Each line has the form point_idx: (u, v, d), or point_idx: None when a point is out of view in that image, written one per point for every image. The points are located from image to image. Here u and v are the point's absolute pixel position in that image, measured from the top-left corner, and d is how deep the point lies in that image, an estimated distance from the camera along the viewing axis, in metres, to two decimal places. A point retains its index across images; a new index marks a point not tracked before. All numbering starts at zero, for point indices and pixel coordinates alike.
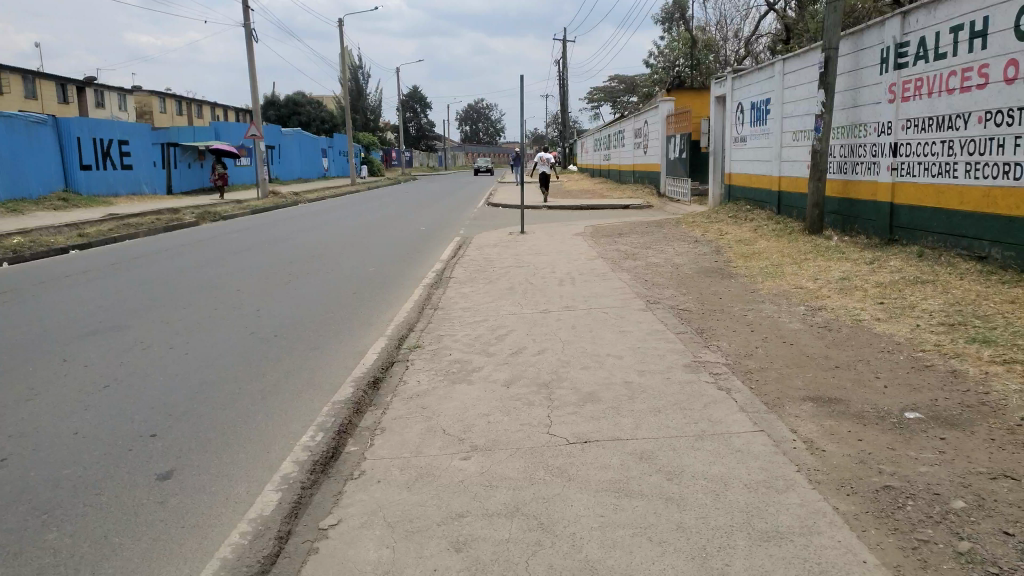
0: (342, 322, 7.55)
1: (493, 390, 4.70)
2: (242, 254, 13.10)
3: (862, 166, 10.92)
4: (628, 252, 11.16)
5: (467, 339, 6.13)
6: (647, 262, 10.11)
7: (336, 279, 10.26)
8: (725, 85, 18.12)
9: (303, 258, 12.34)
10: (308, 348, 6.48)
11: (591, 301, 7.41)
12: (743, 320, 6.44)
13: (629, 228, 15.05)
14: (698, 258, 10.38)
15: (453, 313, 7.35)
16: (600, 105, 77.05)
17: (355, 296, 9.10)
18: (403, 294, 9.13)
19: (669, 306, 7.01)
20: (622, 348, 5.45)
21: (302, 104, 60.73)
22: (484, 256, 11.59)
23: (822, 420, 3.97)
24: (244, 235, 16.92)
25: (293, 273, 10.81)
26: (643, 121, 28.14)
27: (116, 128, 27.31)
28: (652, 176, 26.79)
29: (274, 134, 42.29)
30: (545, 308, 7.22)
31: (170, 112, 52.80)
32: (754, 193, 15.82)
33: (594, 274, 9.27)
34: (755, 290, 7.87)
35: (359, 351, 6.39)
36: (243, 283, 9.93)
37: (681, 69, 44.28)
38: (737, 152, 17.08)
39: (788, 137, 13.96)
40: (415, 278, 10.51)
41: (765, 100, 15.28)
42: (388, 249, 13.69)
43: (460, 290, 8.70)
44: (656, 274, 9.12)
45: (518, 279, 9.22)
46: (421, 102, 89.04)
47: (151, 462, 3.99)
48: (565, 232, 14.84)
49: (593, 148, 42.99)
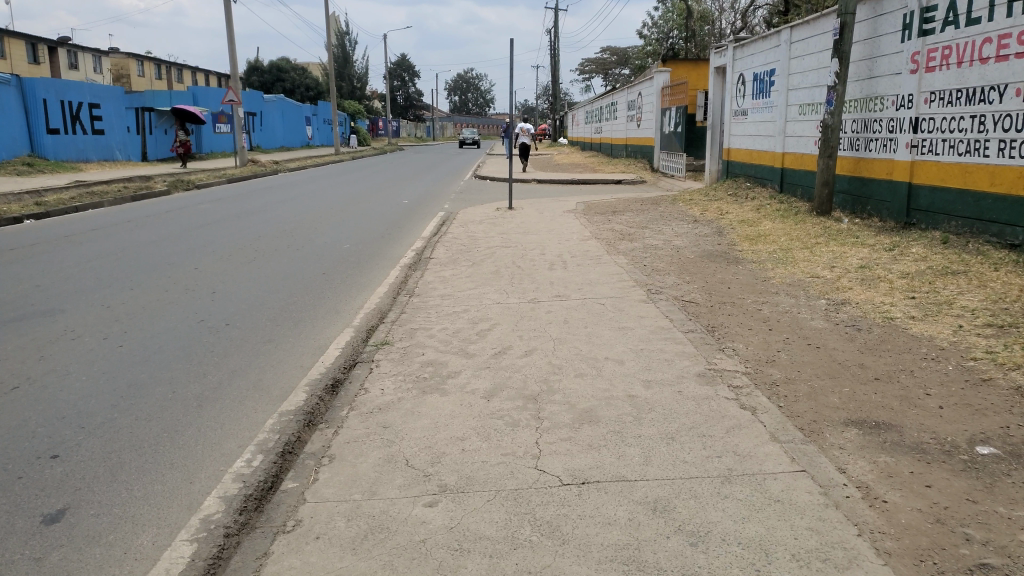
0: (305, 309, 6.75)
1: (470, 404, 3.91)
2: (209, 227, 12.23)
3: (876, 143, 10.12)
4: (624, 232, 10.38)
5: (444, 335, 5.32)
6: (645, 244, 9.32)
7: (306, 258, 9.44)
8: (726, 55, 17.18)
9: (274, 233, 11.51)
10: (261, 340, 5.69)
11: (585, 290, 6.63)
12: (757, 315, 5.69)
13: (624, 205, 14.28)
14: (699, 240, 9.62)
15: (430, 301, 6.54)
16: (592, 77, 75.68)
17: (324, 277, 8.27)
18: (377, 276, 8.31)
19: (673, 297, 6.25)
20: (623, 351, 4.68)
21: (287, 70, 59.24)
22: (468, 234, 10.77)
23: (874, 456, 3.21)
24: (216, 206, 16.01)
25: (261, 251, 9.97)
26: (638, 93, 27.19)
27: (87, 91, 26.20)
28: (646, 150, 25.93)
29: (256, 101, 40.94)
30: (534, 297, 6.44)
31: (148, 77, 51.21)
32: (755, 169, 15.00)
33: (587, 256, 8.50)
34: (766, 279, 7.11)
35: (319, 345, 5.59)
36: (204, 261, 9.11)
37: (675, 42, 43.17)
38: (737, 127, 16.24)
39: (794, 111, 13.13)
40: (392, 257, 9.69)
41: (770, 71, 14.40)
42: (367, 224, 12.83)
43: (440, 274, 7.87)
44: (655, 258, 8.33)
45: (505, 261, 8.42)
46: (408, 72, 87.30)
47: (41, 499, 3.27)
48: (555, 208, 14.02)
49: (584, 122, 41.96)
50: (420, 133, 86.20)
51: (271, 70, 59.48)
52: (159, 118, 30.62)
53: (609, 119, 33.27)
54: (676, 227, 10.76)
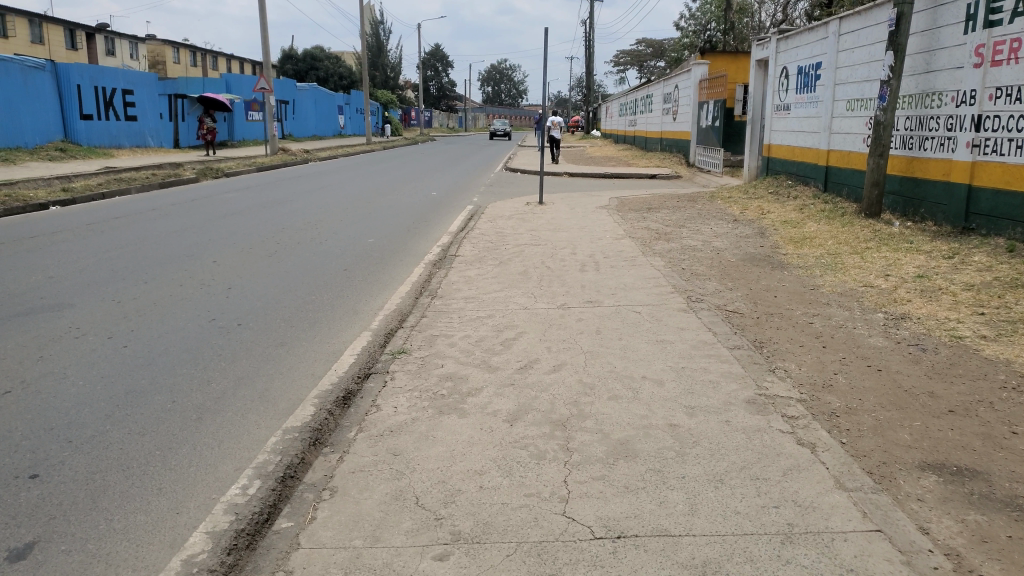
0: (321, 308, 6.41)
1: (492, 431, 3.50)
2: (232, 218, 11.98)
3: (932, 142, 9.49)
4: (660, 231, 9.90)
5: (466, 345, 4.92)
6: (682, 245, 8.84)
7: (328, 253, 9.15)
8: (769, 47, 16.50)
9: (297, 225, 11.24)
10: (272, 344, 5.37)
11: (619, 295, 6.18)
12: (808, 329, 5.21)
13: (659, 201, 13.77)
14: (741, 241, 9.11)
15: (453, 304, 6.15)
16: (626, 70, 74.73)
17: (344, 274, 7.95)
18: (400, 274, 7.97)
19: (716, 306, 5.78)
20: (662, 370, 4.25)
21: (320, 59, 59.28)
22: (497, 230, 10.37)
23: (960, 513, 2.74)
24: (242, 195, 15.82)
25: (282, 244, 9.70)
26: (674, 86, 26.54)
27: (121, 78, 26.21)
28: (681, 144, 25.28)
29: (289, 90, 40.92)
30: (565, 303, 6.01)
31: (184, 63, 51.48)
32: (797, 167, 14.37)
33: (621, 257, 8.06)
34: (815, 287, 6.60)
35: (334, 351, 5.26)
36: (223, 254, 8.85)
37: (713, 35, 42.19)
38: (779, 122, 15.59)
39: (841, 107, 12.47)
40: (417, 253, 9.34)
41: (815, 64, 13.73)
42: (393, 217, 12.51)
43: (465, 273, 7.48)
44: (694, 261, 7.85)
45: (535, 261, 8.00)
46: (442, 62, 87.05)
47: (11, 527, 2.91)
48: (587, 204, 13.55)
49: (617, 114, 41.20)
50: (452, 123, 85.89)
51: (305, 58, 59.50)
52: (192, 105, 30.61)
53: (644, 111, 32.60)
54: (715, 227, 10.25)
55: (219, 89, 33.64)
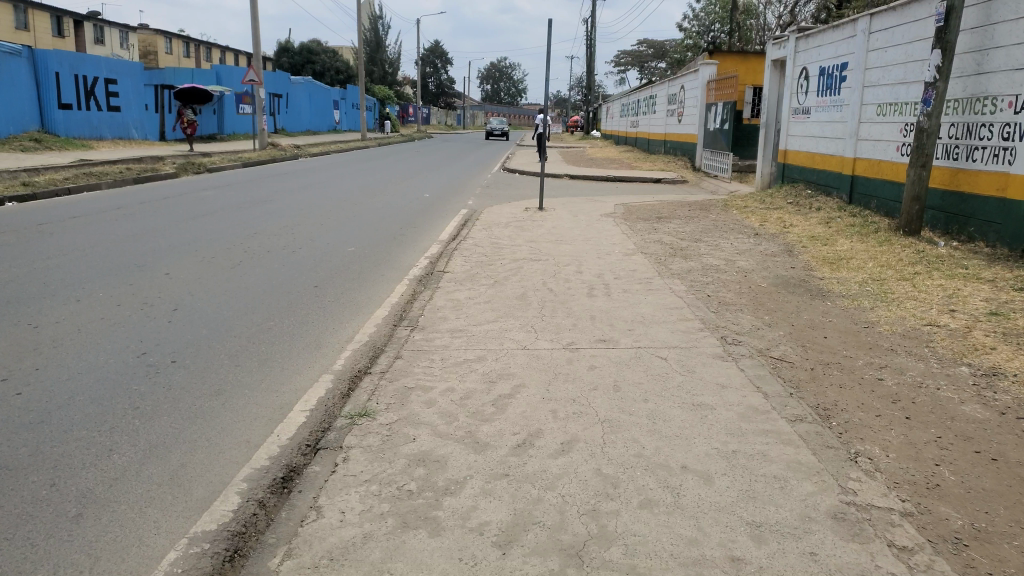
0: (278, 339, 5.36)
1: (479, 568, 2.44)
2: (201, 220, 10.90)
3: (983, 152, 8.41)
4: (675, 246, 8.86)
5: (449, 405, 3.86)
6: (702, 264, 7.77)
7: (300, 264, 8.10)
8: (787, 46, 15.40)
9: (271, 230, 10.19)
10: (207, 394, 4.28)
11: (637, 332, 5.12)
12: (879, 389, 4.14)
13: (669, 209, 12.74)
14: (767, 261, 8.06)
15: (436, 339, 5.07)
16: (628, 69, 73.58)
17: (314, 291, 6.91)
18: (379, 293, 6.94)
19: (755, 352, 4.73)
20: (708, 457, 3.19)
21: (317, 52, 58.16)
22: (492, 241, 9.30)
23: None
24: (219, 193, 14.75)
25: (250, 253, 8.63)
26: (680, 86, 25.47)
27: (103, 65, 25.18)
28: (687, 147, 24.23)
29: (282, 84, 39.78)
30: (571, 341, 4.94)
31: (175, 54, 50.18)
32: (818, 175, 13.30)
33: (634, 279, 7.02)
34: (868, 324, 5.54)
35: (281, 405, 4.18)
36: (179, 264, 7.78)
37: (717, 36, 41.03)
38: (797, 126, 14.51)
39: (870, 111, 11.39)
40: (399, 266, 8.29)
41: (840, 64, 12.63)
42: (379, 222, 11.46)
43: (452, 296, 6.39)
44: (719, 286, 6.79)
45: (534, 281, 6.91)
46: (441, 58, 85.92)
47: None
48: (591, 211, 12.48)
49: (619, 115, 40.05)
50: (450, 120, 84.82)
51: (301, 51, 58.26)
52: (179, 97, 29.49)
53: (647, 113, 31.54)
54: (736, 242, 9.20)
55: (208, 81, 32.57)
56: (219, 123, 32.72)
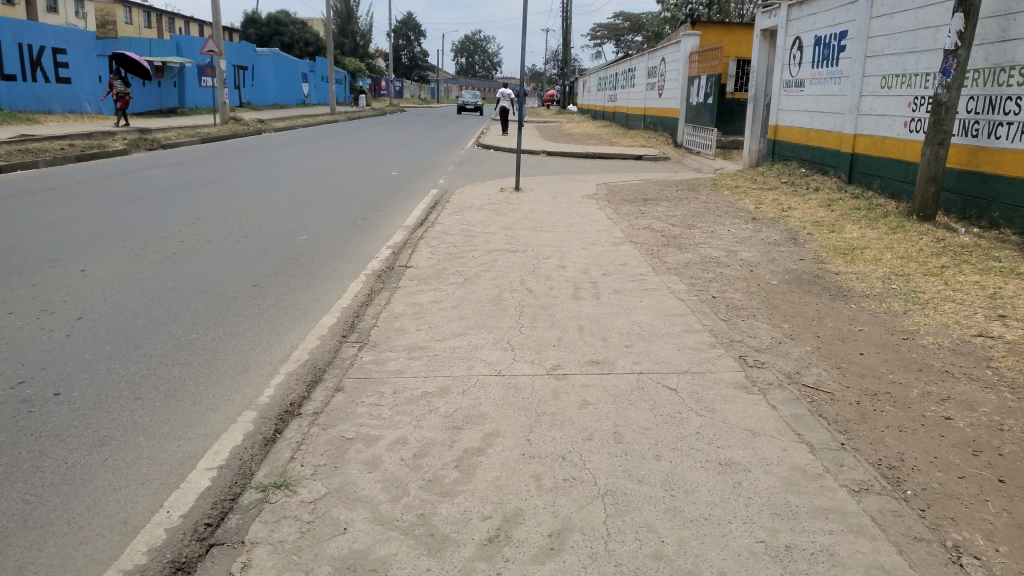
0: (198, 359, 4.36)
1: None
2: (140, 204, 9.81)
3: (1008, 129, 7.56)
4: (667, 233, 7.95)
5: (399, 470, 2.89)
6: (700, 255, 6.89)
7: (241, 256, 7.13)
8: (777, 14, 14.43)
9: (217, 215, 9.17)
10: (86, 445, 3.29)
11: (637, 349, 4.20)
12: (951, 430, 3.25)
13: (655, 189, 11.82)
14: (771, 251, 7.16)
15: (387, 361, 4.09)
16: (604, 43, 72.03)
17: (252, 292, 5.95)
18: (329, 294, 5.98)
19: (784, 379, 3.83)
20: (754, 560, 2.32)
21: (284, 24, 56.21)
22: (462, 228, 8.29)
23: None
24: (168, 172, 13.59)
25: (188, 243, 7.61)
26: (660, 58, 24.41)
27: (50, 34, 23.67)
28: (668, 122, 23.24)
29: (247, 56, 38.09)
30: (556, 364, 3.98)
31: (135, 24, 47.99)
32: (812, 152, 12.44)
33: (625, 275, 6.11)
34: (908, 335, 4.65)
35: (180, 463, 3.19)
36: (101, 257, 6.79)
37: (695, 9, 39.84)
38: (789, 100, 13.61)
39: (873, 83, 10.49)
40: (356, 257, 7.32)
41: (839, 33, 11.69)
42: (339, 205, 10.43)
43: (413, 299, 5.40)
44: (723, 283, 5.89)
45: (508, 280, 5.94)
46: (414, 31, 83.79)
47: None
48: (572, 192, 11.52)
49: (596, 89, 38.87)
50: (423, 94, 83.02)
51: (268, 22, 56.16)
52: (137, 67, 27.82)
53: (625, 87, 30.46)
54: (734, 228, 8.33)
55: (168, 52, 30.97)
56: (179, 96, 31.19)
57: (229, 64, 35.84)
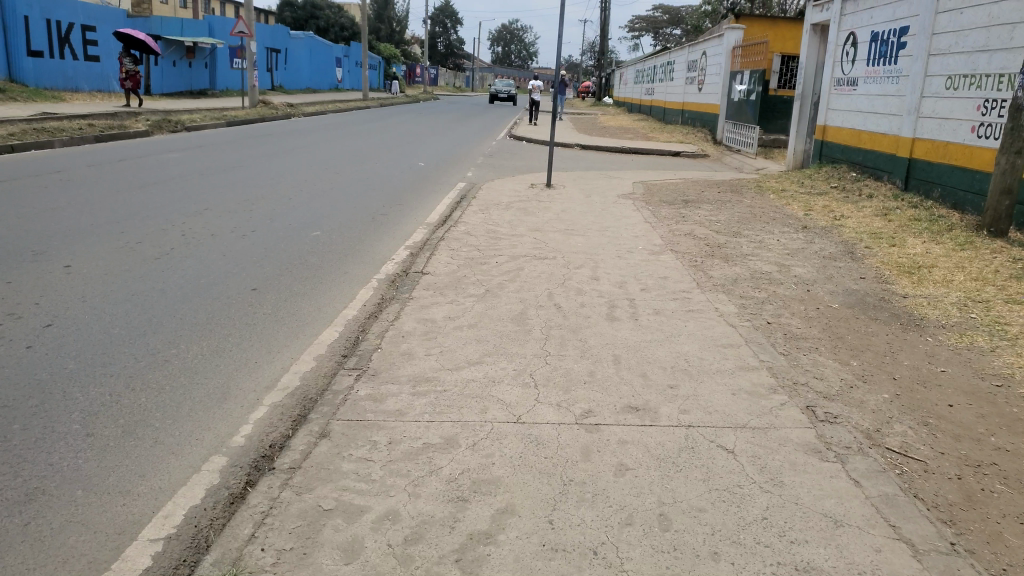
0: (170, 392, 3.77)
1: None
2: (148, 191, 9.33)
3: None
4: (711, 241, 7.25)
5: (385, 562, 2.28)
6: (750, 269, 6.19)
7: (245, 254, 6.60)
8: (825, 9, 13.44)
9: (227, 206, 8.67)
10: (9, 502, 2.73)
11: (683, 394, 3.53)
12: None
13: (695, 190, 11.10)
14: (828, 266, 6.43)
15: (386, 401, 3.47)
16: (641, 35, 70.68)
17: (248, 298, 5.40)
18: (333, 304, 5.39)
19: (863, 439, 3.14)
20: None
21: (320, 8, 55.92)
22: (486, 230, 7.67)
23: None
24: (187, 156, 13.13)
25: (189, 237, 7.09)
26: (702, 51, 23.50)
27: (79, 11, 23.43)
28: (707, 117, 22.36)
29: (280, 37, 37.69)
30: (587, 410, 3.34)
31: (171, 4, 48.01)
32: (861, 155, 11.56)
33: (667, 291, 5.44)
34: (1004, 381, 3.93)
35: (119, 529, 2.57)
36: (93, 251, 6.30)
37: (738, 1, 38.48)
38: (837, 99, 12.68)
39: (936, 84, 9.52)
40: (369, 259, 6.72)
41: (896, 30, 10.75)
42: (359, 198, 9.86)
43: (425, 315, 4.79)
44: (778, 305, 5.19)
45: (534, 294, 5.29)
46: (450, 18, 83.13)
47: None
48: (607, 190, 10.84)
49: (633, 81, 37.92)
50: (458, 82, 82.34)
51: (304, 6, 55.90)
52: (166, 48, 27.74)
53: (664, 80, 29.46)
54: (784, 238, 7.60)
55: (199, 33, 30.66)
56: (210, 78, 31.05)
57: (262, 47, 35.47)
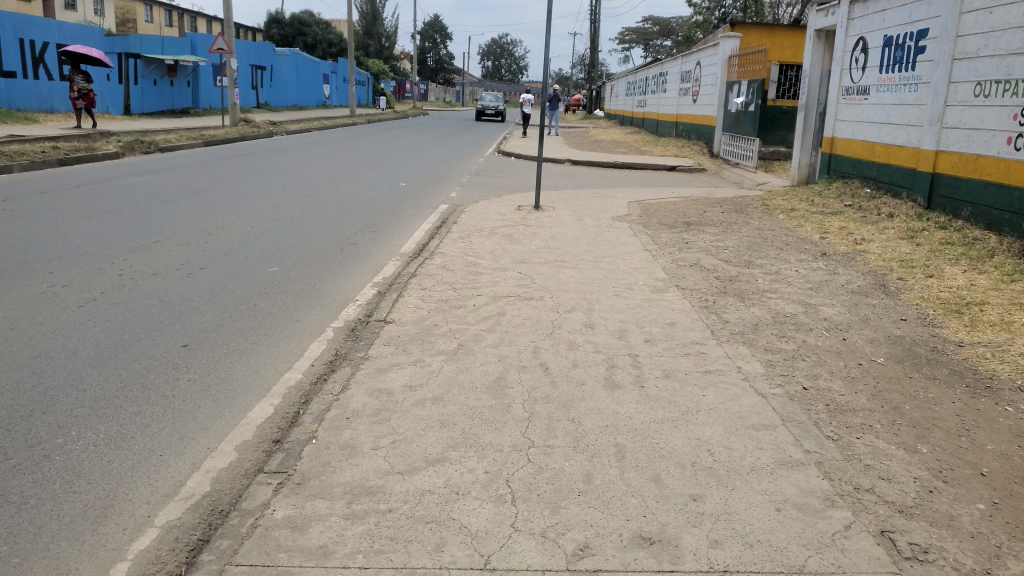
0: (32, 512, 2.81)
1: None
2: (93, 221, 8.39)
3: None
4: (721, 275, 6.37)
5: None
6: (772, 311, 5.30)
7: (184, 298, 5.68)
8: (830, 14, 12.64)
9: (179, 238, 7.75)
10: None
11: (713, 514, 2.62)
12: None
13: (698, 211, 10.23)
14: (859, 305, 5.55)
15: (310, 530, 2.55)
16: (632, 49, 70.28)
17: (173, 359, 4.46)
18: (275, 364, 4.46)
19: None
20: None
21: (308, 24, 55.30)
22: (465, 262, 6.75)
23: None
24: (152, 179, 12.22)
25: (125, 277, 6.17)
26: (695, 62, 22.76)
27: (54, 29, 22.61)
28: (703, 130, 21.58)
29: (265, 54, 36.90)
30: (582, 546, 2.43)
31: (157, 23, 47.27)
32: (876, 169, 10.71)
33: (677, 343, 4.55)
34: None
35: None
36: (3, 299, 5.38)
37: (728, 11, 37.85)
38: (847, 109, 11.85)
39: (964, 90, 8.68)
40: (329, 301, 5.80)
41: (913, 33, 9.93)
42: (329, 224, 8.94)
43: (381, 384, 3.86)
44: (813, 361, 4.29)
45: (517, 349, 4.37)
46: (440, 33, 82.67)
47: None
48: (602, 212, 9.97)
49: (625, 94, 37.22)
50: (448, 97, 81.70)
51: (292, 22, 55.22)
52: (148, 66, 26.83)
53: (657, 92, 28.75)
54: (803, 269, 6.71)
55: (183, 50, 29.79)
56: (193, 95, 30.18)
57: (246, 63, 34.65)
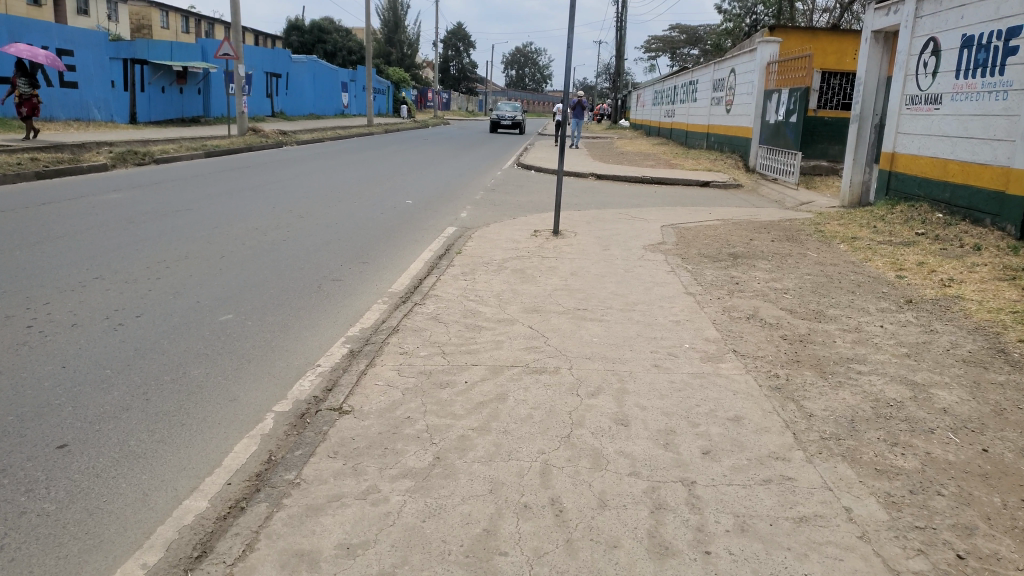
0: None
1: None
2: (37, 250, 7.19)
3: None
4: (786, 334, 4.98)
5: None
6: (869, 397, 3.89)
7: (96, 361, 4.41)
8: (892, 14, 11.17)
9: (128, 273, 6.51)
10: None
11: None
12: None
13: (742, 238, 8.85)
14: (983, 386, 4.12)
15: None
16: (658, 57, 68.76)
17: (34, 472, 3.10)
18: (178, 480, 3.10)
19: None
20: None
21: (328, 32, 54.49)
22: (465, 311, 5.40)
23: None
24: (132, 197, 11.06)
25: (33, 330, 4.91)
26: (730, 69, 21.27)
27: (54, 35, 21.70)
28: (738, 142, 20.11)
29: (282, 62, 35.98)
30: None
31: (174, 31, 46.79)
32: (951, 189, 9.23)
33: (750, 456, 3.18)
34: None
35: None
36: None
37: (759, 18, 36.38)
38: (912, 120, 10.38)
39: None
40: (282, 367, 4.50)
41: (1000, 32, 8.48)
42: (312, 254, 7.68)
43: (309, 539, 2.55)
44: (955, 498, 2.90)
45: (518, 467, 3.05)
46: (463, 41, 81.83)
47: None
48: (630, 238, 8.65)
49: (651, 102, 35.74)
50: (471, 106, 80.77)
51: (312, 30, 54.31)
52: (154, 73, 25.93)
53: (686, 101, 27.31)
54: (889, 324, 5.29)
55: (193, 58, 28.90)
56: (203, 104, 29.32)
57: (261, 71, 33.78)
